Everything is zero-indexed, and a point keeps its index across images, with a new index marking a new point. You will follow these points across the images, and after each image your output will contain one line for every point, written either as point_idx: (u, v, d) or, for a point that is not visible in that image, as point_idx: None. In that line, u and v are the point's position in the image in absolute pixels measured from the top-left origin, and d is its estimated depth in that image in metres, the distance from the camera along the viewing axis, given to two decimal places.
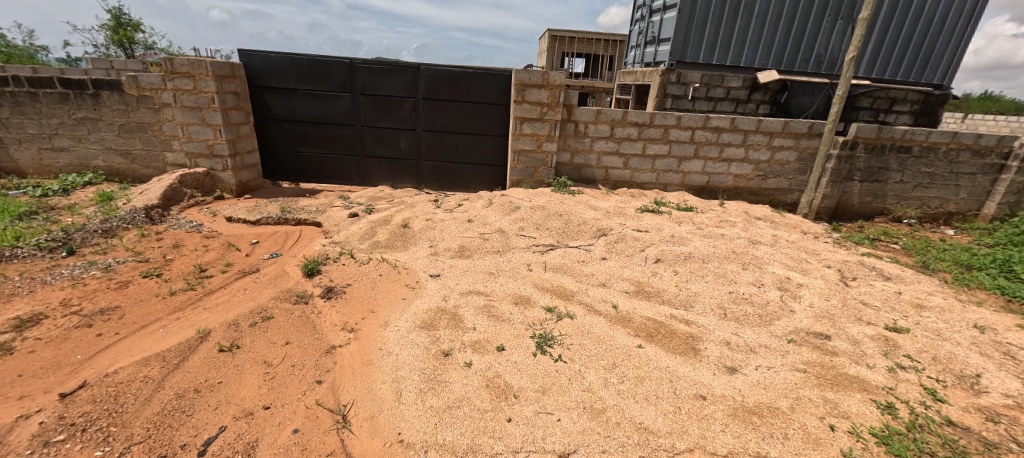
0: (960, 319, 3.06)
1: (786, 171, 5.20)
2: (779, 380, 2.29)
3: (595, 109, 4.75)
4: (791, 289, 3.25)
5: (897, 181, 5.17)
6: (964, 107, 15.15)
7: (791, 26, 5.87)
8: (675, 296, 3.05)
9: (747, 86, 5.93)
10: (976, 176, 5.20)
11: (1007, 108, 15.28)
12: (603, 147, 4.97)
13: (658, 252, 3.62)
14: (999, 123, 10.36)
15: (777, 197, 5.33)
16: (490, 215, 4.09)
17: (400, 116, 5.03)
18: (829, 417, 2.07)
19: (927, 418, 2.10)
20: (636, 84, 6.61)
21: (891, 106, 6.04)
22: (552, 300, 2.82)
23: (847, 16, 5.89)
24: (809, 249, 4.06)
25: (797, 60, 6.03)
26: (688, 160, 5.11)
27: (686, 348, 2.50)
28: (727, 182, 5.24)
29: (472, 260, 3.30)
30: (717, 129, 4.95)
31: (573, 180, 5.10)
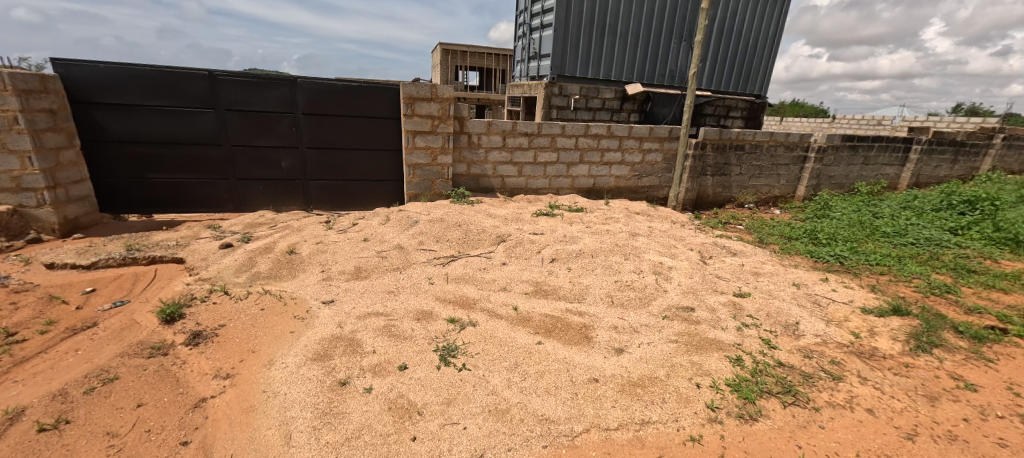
0: (785, 279, 3.80)
1: (656, 170, 5.91)
2: (658, 353, 2.61)
3: (486, 121, 4.87)
4: (663, 272, 3.69)
5: (738, 173, 6.21)
6: (780, 112, 18.83)
7: (647, 46, 6.74)
8: (569, 291, 3.26)
9: (619, 97, 6.66)
10: (789, 166, 6.50)
11: (807, 112, 19.42)
12: (497, 157, 5.12)
13: (552, 252, 3.84)
14: (802, 124, 13.13)
15: (651, 193, 6.03)
16: (386, 232, 3.93)
17: (277, 133, 4.59)
18: (695, 377, 2.44)
19: (765, 363, 2.61)
20: (523, 96, 6.96)
21: (727, 113, 7.36)
22: (454, 310, 2.82)
23: (689, 38, 6.95)
24: (677, 235, 4.67)
25: (656, 74, 6.94)
26: (575, 165, 5.51)
27: (581, 337, 2.69)
28: (610, 183, 5.77)
29: (370, 281, 3.13)
30: (597, 136, 5.43)
31: (472, 190, 5.16)
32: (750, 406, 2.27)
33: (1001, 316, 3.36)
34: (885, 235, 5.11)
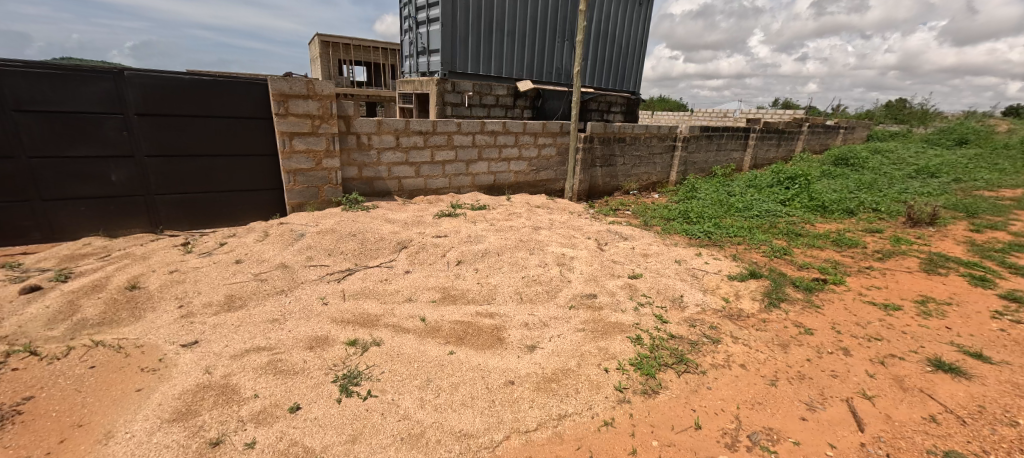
0: (668, 258, 4.23)
1: (551, 164, 6.13)
2: (568, 345, 2.69)
3: (375, 120, 4.54)
4: (566, 262, 3.84)
5: (622, 163, 6.76)
6: (652, 107, 21.06)
7: (534, 44, 6.96)
8: (478, 293, 3.20)
9: (512, 94, 6.77)
10: (663, 155, 7.29)
11: (673, 106, 22.08)
12: (391, 157, 4.82)
13: (458, 254, 3.74)
14: (670, 117, 14.84)
15: (550, 186, 6.25)
16: (265, 249, 3.44)
17: (101, 139, 3.60)
18: (603, 362, 2.57)
19: (659, 338, 2.86)
20: (414, 92, 6.60)
21: (609, 108, 7.98)
22: (353, 330, 2.56)
23: (571, 38, 7.34)
24: (575, 226, 4.90)
25: (544, 72, 7.21)
26: (474, 163, 5.46)
27: (494, 340, 2.65)
28: (510, 179, 5.85)
29: (248, 310, 2.70)
30: (494, 133, 5.44)
31: (366, 195, 4.79)
32: (651, 381, 2.46)
33: (822, 269, 4.16)
34: (739, 210, 6.00)
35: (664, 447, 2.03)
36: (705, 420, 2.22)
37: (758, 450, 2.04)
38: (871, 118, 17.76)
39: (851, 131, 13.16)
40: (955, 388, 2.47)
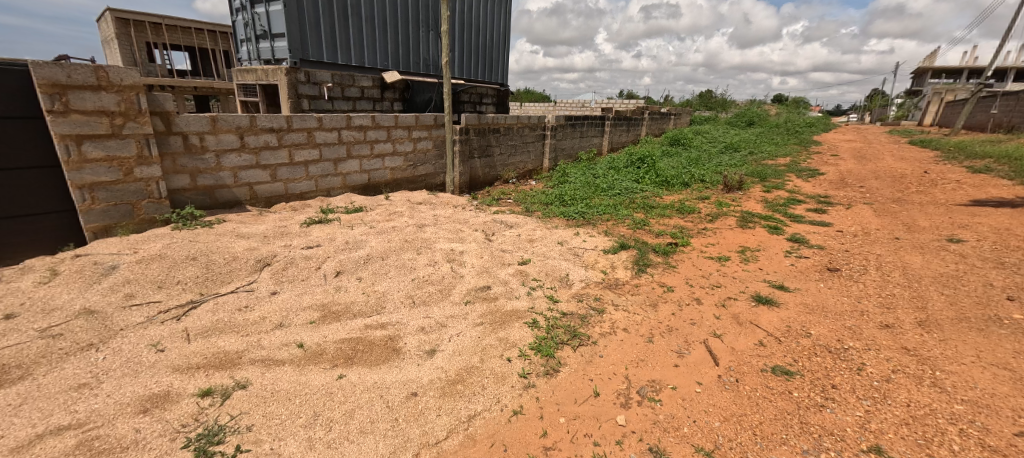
0: (552, 240, 4.44)
1: (429, 158, 5.91)
2: (468, 342, 2.62)
3: (207, 116, 3.76)
4: (457, 258, 3.74)
5: (499, 154, 6.89)
6: (518, 99, 21.95)
7: (397, 33, 6.59)
8: (364, 304, 2.92)
9: (378, 86, 6.34)
10: (536, 143, 7.63)
11: (537, 98, 23.37)
12: (235, 161, 4.07)
13: (336, 264, 3.36)
14: (536, 107, 15.60)
15: (430, 181, 6.02)
16: (60, 292, 2.61)
17: None
18: (505, 352, 2.57)
19: (554, 318, 2.98)
20: (258, 83, 5.63)
21: (481, 100, 8.04)
22: (207, 376, 2.10)
23: (435, 28, 7.15)
24: (460, 219, 4.82)
25: (411, 63, 6.89)
26: (342, 161, 4.96)
27: (388, 353, 2.44)
28: (386, 176, 5.48)
29: (39, 378, 2.01)
30: (362, 127, 5.01)
31: (206, 208, 3.99)
32: (551, 361, 2.53)
33: (673, 235, 4.82)
34: (604, 190, 6.61)
35: (569, 422, 2.10)
36: (601, 386, 2.36)
37: (645, 402, 2.25)
38: (692, 105, 21.31)
39: (680, 116, 15.58)
40: (773, 315, 3.09)
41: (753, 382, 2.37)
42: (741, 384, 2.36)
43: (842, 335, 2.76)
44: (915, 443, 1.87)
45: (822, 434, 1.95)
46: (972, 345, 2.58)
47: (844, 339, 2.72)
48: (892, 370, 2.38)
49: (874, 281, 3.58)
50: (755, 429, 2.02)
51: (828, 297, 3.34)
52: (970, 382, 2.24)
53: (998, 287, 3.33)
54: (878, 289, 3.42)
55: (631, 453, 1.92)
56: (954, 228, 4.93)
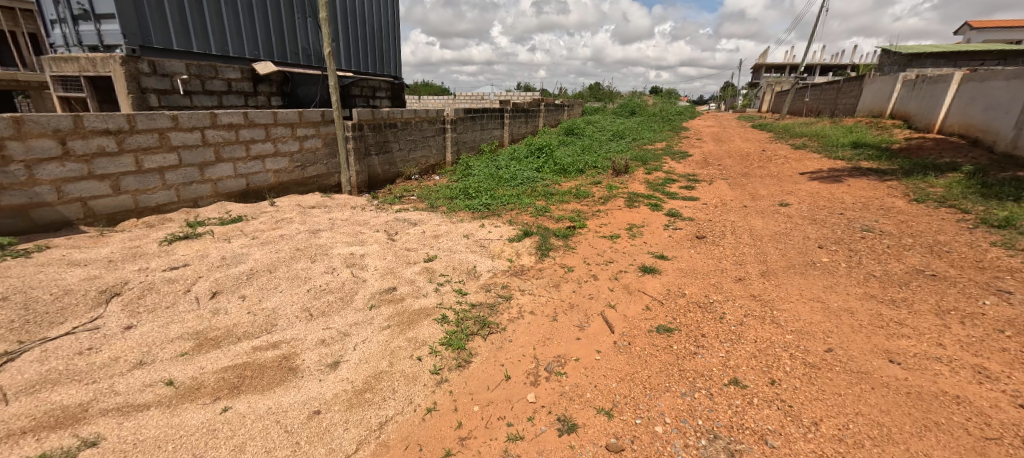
0: (458, 234, 4.43)
1: (319, 157, 5.44)
2: (375, 347, 2.51)
3: (7, 117, 3.01)
4: (357, 262, 3.54)
5: (399, 149, 6.62)
6: (416, 92, 21.18)
7: (267, 19, 5.88)
8: (251, 325, 2.62)
9: (248, 78, 5.64)
10: (436, 137, 7.48)
11: (436, 91, 22.82)
12: (58, 171, 3.33)
13: (211, 284, 2.95)
14: (435, 101, 15.24)
15: (323, 183, 5.55)
16: None
17: None
18: (415, 351, 2.52)
19: (463, 310, 2.98)
20: (82, 75, 4.56)
21: (374, 94, 7.62)
22: (39, 440, 1.72)
23: (313, 15, 6.55)
24: (359, 221, 4.55)
25: (288, 53, 6.23)
26: (211, 166, 4.34)
27: (283, 373, 2.24)
28: (268, 180, 4.93)
29: None
30: (232, 126, 4.42)
31: (19, 233, 3.20)
32: (463, 353, 2.54)
33: (571, 219, 5.13)
34: (507, 181, 6.75)
35: (483, 409, 2.14)
36: (512, 369, 2.45)
37: (552, 376, 2.39)
38: (583, 96, 22.65)
39: (572, 107, 16.46)
40: (656, 282, 3.49)
41: (642, 342, 2.66)
42: (633, 346, 2.63)
43: (709, 292, 3.23)
44: (762, 371, 2.28)
45: (695, 377, 2.27)
46: (798, 286, 3.22)
47: (710, 295, 3.19)
48: (744, 315, 2.86)
49: (731, 243, 4.23)
50: (645, 382, 2.27)
51: (699, 261, 3.86)
52: (796, 315, 2.79)
53: (813, 239, 4.17)
54: (736, 250, 4.05)
55: (541, 426, 2.03)
56: (784, 194, 6.04)
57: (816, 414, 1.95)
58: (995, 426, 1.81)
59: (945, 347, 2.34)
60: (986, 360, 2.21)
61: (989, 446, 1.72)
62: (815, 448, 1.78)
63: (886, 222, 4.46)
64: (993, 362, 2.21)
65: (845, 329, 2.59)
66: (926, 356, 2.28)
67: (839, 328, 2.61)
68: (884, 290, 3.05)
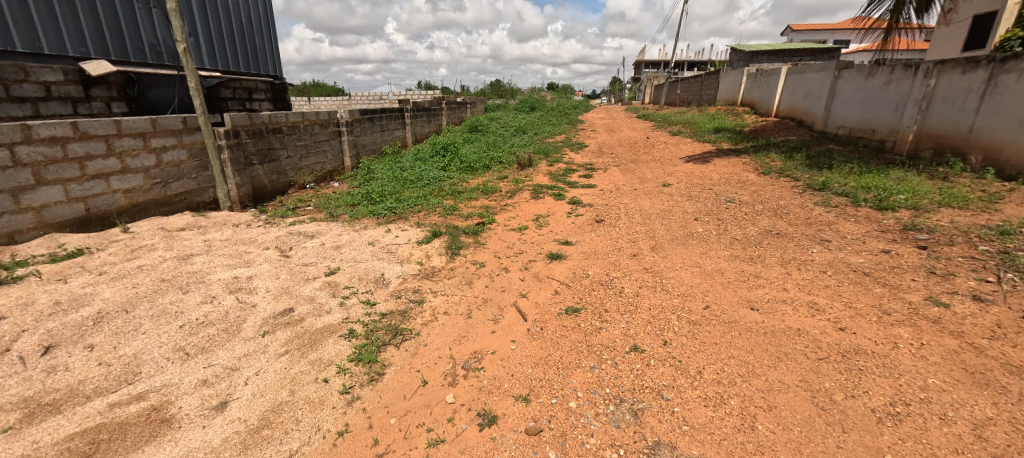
0: (361, 243, 4.18)
1: (185, 171, 4.70)
2: (273, 377, 2.27)
3: None
4: (243, 286, 3.15)
5: (286, 157, 6.01)
6: (305, 92, 19.44)
7: (95, 9, 4.77)
8: (104, 378, 2.19)
9: (76, 80, 4.63)
10: (330, 141, 6.93)
11: (328, 91, 21.20)
12: None
13: (43, 337, 2.40)
14: (327, 102, 14.12)
15: (193, 200, 4.81)
16: None
17: None
18: (321, 374, 2.33)
19: (373, 322, 2.82)
20: None
21: (251, 95, 6.75)
22: None
23: (161, 4, 5.40)
24: (243, 239, 4.05)
25: (130, 50, 5.14)
26: (30, 190, 3.52)
27: (153, 428, 1.92)
28: (117, 202, 4.14)
29: None
30: (56, 140, 3.61)
31: None
32: (375, 366, 2.42)
33: (480, 215, 5.15)
34: (412, 182, 6.54)
35: (401, 420, 2.07)
36: (428, 373, 2.39)
37: (470, 373, 2.39)
38: (484, 93, 22.81)
39: (475, 104, 16.46)
40: (563, 267, 3.68)
41: (553, 325, 2.78)
42: (545, 330, 2.74)
43: (609, 270, 3.49)
44: (656, 335, 2.53)
45: (602, 350, 2.45)
46: (680, 255, 3.64)
47: (610, 273, 3.45)
48: (639, 286, 3.16)
49: (625, 224, 4.62)
50: (557, 363, 2.39)
51: (600, 243, 4.15)
52: (680, 281, 3.16)
53: (691, 213, 4.74)
54: (631, 229, 4.43)
55: (462, 425, 2.02)
56: (666, 176, 6.76)
57: (700, 364, 2.23)
58: (825, 348, 2.24)
59: (790, 291, 2.84)
60: (817, 297, 2.73)
61: (822, 364, 2.13)
62: (701, 393, 2.04)
63: (743, 193, 5.25)
64: (822, 297, 2.73)
65: (717, 287, 3.00)
66: (777, 300, 2.73)
67: (714, 287, 3.00)
68: (746, 250, 3.58)
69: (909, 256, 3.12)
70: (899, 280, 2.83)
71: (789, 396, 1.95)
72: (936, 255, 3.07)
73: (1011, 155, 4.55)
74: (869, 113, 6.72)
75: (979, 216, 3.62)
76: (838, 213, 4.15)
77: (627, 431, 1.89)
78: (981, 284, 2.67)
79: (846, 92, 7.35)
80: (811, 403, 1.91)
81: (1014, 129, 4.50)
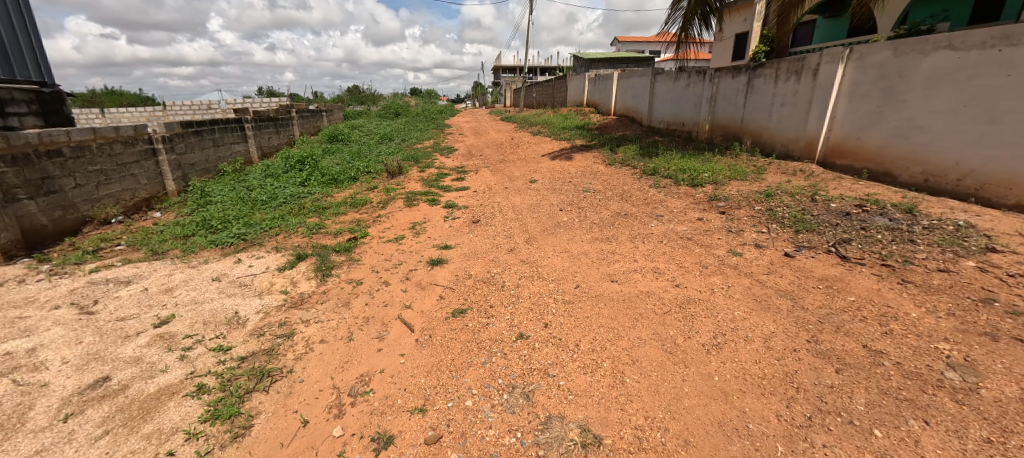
0: (202, 280, 3.55)
1: None
2: None
3: None
4: (24, 363, 2.41)
5: (73, 186, 4.74)
6: (97, 103, 15.48)
7: None
8: None
9: None
10: (141, 163, 5.64)
11: (132, 100, 17.24)
12: None
13: None
14: (133, 114, 11.47)
15: None
16: None
17: None
18: (163, 447, 1.94)
19: (229, 370, 2.42)
20: None
21: (4, 109, 4.82)
22: None
23: None
24: (15, 302, 3.08)
25: None
26: None
27: None
28: None
29: None
30: None
31: None
32: (238, 420, 2.10)
33: (351, 230, 4.82)
34: (264, 202, 5.77)
35: None
36: (309, 410, 2.18)
37: (359, 399, 2.25)
38: (342, 99, 21.28)
39: (333, 111, 15.20)
40: (445, 271, 3.68)
41: (441, 331, 2.77)
42: (434, 337, 2.72)
43: (490, 267, 3.62)
44: (538, 319, 2.73)
45: (491, 344, 2.54)
46: (551, 244, 3.97)
47: (491, 270, 3.58)
48: (518, 278, 3.35)
49: (500, 221, 4.83)
50: (449, 366, 2.40)
51: (479, 243, 4.26)
52: (553, 267, 3.45)
53: (557, 204, 5.18)
54: (506, 226, 4.66)
55: (355, 455, 1.90)
56: (531, 173, 7.25)
57: (577, 338, 2.47)
58: (667, 303, 2.71)
59: (639, 261, 3.33)
60: (658, 262, 3.27)
61: (666, 317, 2.57)
62: (579, 363, 2.28)
63: (595, 183, 5.93)
64: (661, 262, 3.28)
65: (584, 267, 3.36)
66: (631, 270, 3.20)
67: (581, 268, 3.36)
68: (604, 232, 4.08)
69: (715, 220, 3.94)
70: (710, 240, 3.55)
71: (646, 349, 2.31)
72: (731, 217, 3.94)
73: (766, 137, 6.02)
74: (679, 111, 8.23)
75: (755, 185, 4.74)
76: (666, 192, 4.99)
77: (522, 414, 2.01)
78: (759, 235, 3.52)
79: (661, 94, 8.85)
80: (662, 350, 2.30)
81: (765, 118, 5.99)
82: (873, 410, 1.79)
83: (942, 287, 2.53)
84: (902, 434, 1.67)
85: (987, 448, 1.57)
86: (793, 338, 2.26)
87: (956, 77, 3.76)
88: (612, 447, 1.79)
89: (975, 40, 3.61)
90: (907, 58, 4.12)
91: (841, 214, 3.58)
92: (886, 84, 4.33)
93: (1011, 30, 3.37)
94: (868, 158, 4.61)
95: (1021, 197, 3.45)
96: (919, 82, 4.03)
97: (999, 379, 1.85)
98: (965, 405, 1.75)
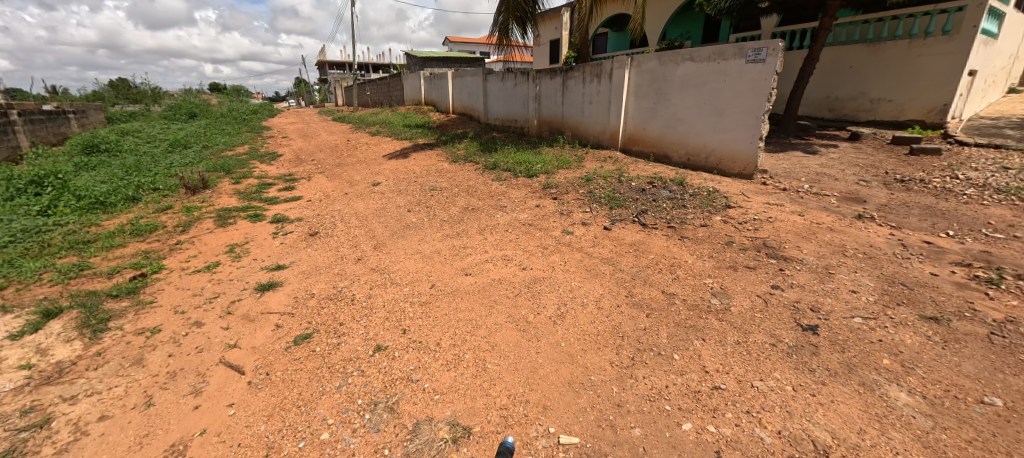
0: None
1: None
2: None
3: None
4: None
5: None
6: None
7: None
8: None
9: None
10: None
11: None
12: None
13: None
14: None
15: None
16: None
17: None
18: None
19: None
20: None
21: None
22: None
23: None
24: None
25: None
26: None
27: None
28: None
29: None
30: None
31: None
32: None
33: (137, 265, 3.78)
34: None
35: None
36: None
37: None
38: (102, 97, 16.34)
39: (87, 112, 11.56)
40: (280, 295, 3.21)
41: (280, 365, 2.41)
42: (272, 374, 2.35)
43: (336, 282, 3.31)
44: (395, 327, 2.62)
45: (344, 364, 2.34)
46: (401, 247, 3.84)
47: (337, 284, 3.27)
48: (369, 288, 3.15)
49: (342, 230, 4.44)
50: (295, 401, 2.12)
51: (320, 257, 3.83)
52: (406, 270, 3.35)
53: (403, 206, 5.02)
54: (350, 235, 4.30)
55: None
56: (372, 176, 6.84)
57: (437, 338, 2.47)
58: (517, 286, 2.91)
59: (489, 252, 3.49)
60: (506, 250, 3.48)
61: (517, 299, 2.76)
62: (441, 360, 2.29)
63: (439, 181, 5.93)
64: (509, 250, 3.50)
65: (437, 266, 3.36)
66: (482, 262, 3.33)
67: (435, 267, 3.34)
68: (454, 228, 4.13)
69: (549, 206, 4.38)
70: (547, 225, 3.92)
71: (502, 332, 2.45)
72: (562, 202, 4.43)
73: (581, 130, 6.94)
74: (510, 108, 8.86)
75: (575, 172, 5.43)
76: (505, 185, 5.32)
77: (387, 429, 1.90)
78: (584, 215, 4.05)
79: (493, 93, 9.38)
80: (515, 329, 2.47)
81: (579, 114, 6.89)
82: (672, 340, 2.26)
83: (704, 238, 3.35)
84: (690, 353, 2.16)
85: (738, 348, 2.16)
86: (615, 296, 2.70)
87: (697, 82, 4.98)
88: (481, 433, 1.85)
89: (705, 54, 4.82)
90: (667, 66, 5.27)
91: (638, 191, 4.39)
92: (657, 86, 5.47)
93: (723, 48, 4.61)
94: (652, 145, 5.76)
95: (742, 167, 4.77)
96: (676, 85, 5.21)
97: (741, 297, 2.56)
98: (725, 322, 2.36)
